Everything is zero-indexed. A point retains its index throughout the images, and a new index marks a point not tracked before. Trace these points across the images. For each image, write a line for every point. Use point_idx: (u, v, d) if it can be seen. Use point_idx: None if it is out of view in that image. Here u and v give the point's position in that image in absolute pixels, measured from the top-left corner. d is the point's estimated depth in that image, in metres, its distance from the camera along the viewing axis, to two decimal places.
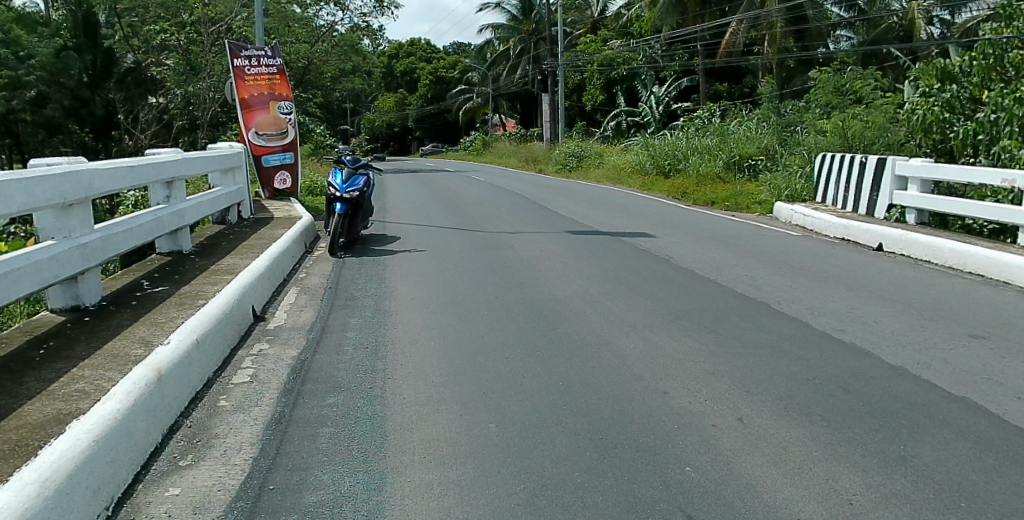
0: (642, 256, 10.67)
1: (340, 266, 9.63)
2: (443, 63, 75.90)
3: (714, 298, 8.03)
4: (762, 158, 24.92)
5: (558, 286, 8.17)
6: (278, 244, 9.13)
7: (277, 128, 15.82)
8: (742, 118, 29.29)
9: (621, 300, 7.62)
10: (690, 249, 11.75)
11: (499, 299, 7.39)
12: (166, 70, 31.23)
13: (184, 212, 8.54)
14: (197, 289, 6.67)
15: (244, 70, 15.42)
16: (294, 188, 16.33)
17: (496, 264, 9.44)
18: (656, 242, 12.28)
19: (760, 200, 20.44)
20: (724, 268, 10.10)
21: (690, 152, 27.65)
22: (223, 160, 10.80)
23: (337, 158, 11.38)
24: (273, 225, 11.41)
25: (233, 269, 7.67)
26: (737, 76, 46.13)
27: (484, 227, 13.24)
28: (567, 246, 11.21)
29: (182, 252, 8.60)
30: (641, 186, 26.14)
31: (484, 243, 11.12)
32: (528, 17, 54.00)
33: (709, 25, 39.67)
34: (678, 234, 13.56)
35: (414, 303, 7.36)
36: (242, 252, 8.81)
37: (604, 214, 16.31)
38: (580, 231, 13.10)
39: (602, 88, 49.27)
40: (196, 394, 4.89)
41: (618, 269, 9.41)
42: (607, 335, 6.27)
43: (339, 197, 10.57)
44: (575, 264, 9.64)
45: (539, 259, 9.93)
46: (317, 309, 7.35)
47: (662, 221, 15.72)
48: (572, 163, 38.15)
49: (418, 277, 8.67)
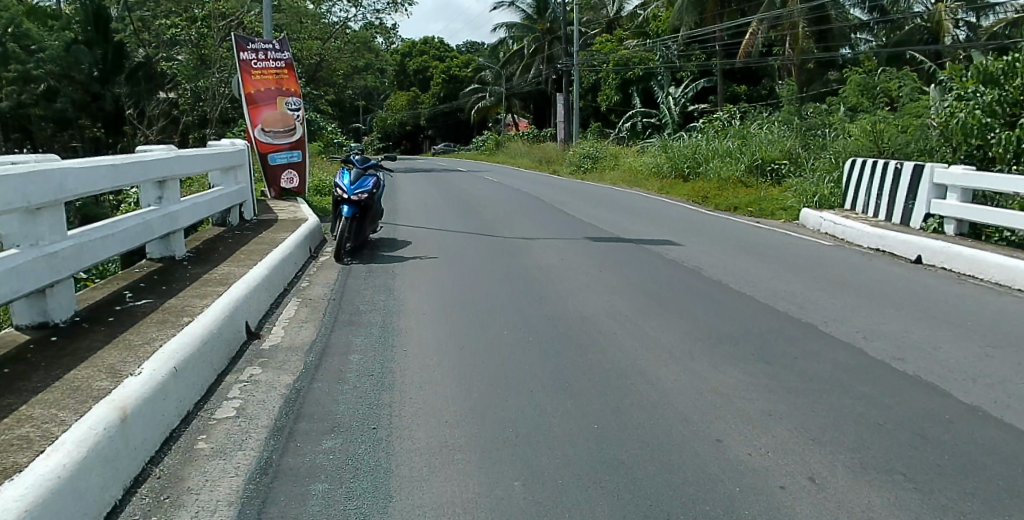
0: (670, 267, 9.94)
1: (347, 274, 8.94)
2: (456, 62, 75.24)
3: (755, 319, 7.31)
4: (785, 162, 24.09)
5: (585, 302, 7.46)
6: (279, 250, 8.43)
7: (284, 125, 15.15)
8: (763, 120, 28.45)
9: (654, 320, 6.91)
10: (720, 259, 11.00)
11: (520, 317, 6.68)
12: (177, 66, 30.43)
13: (178, 215, 7.85)
14: (185, 303, 5.99)
15: (251, 64, 14.73)
16: (301, 187, 15.62)
17: (515, 274, 8.74)
18: (682, 251, 11.54)
19: (786, 206, 19.59)
20: (759, 282, 9.36)
21: (710, 155, 26.84)
22: (223, 158, 10.12)
23: (345, 158, 10.66)
24: (276, 227, 10.73)
25: (227, 279, 6.97)
26: (755, 78, 45.23)
27: (499, 232, 12.52)
28: (589, 255, 10.49)
29: (175, 258, 7.92)
30: (659, 189, 25.35)
31: (500, 250, 10.42)
32: (542, 16, 53.32)
33: (728, 25, 38.86)
34: (704, 242, 12.81)
35: (425, 320, 6.65)
36: (240, 258, 8.12)
37: (624, 219, 15.57)
38: (601, 238, 12.36)
39: (618, 88, 47.64)
40: (171, 432, 4.20)
41: (646, 282, 8.69)
42: (644, 364, 5.56)
43: (346, 199, 9.86)
44: (600, 276, 8.94)
45: (560, 269, 9.21)
46: (317, 325, 6.66)
47: (685, 227, 14.98)
48: (587, 164, 37.31)
49: (430, 288, 7.97)
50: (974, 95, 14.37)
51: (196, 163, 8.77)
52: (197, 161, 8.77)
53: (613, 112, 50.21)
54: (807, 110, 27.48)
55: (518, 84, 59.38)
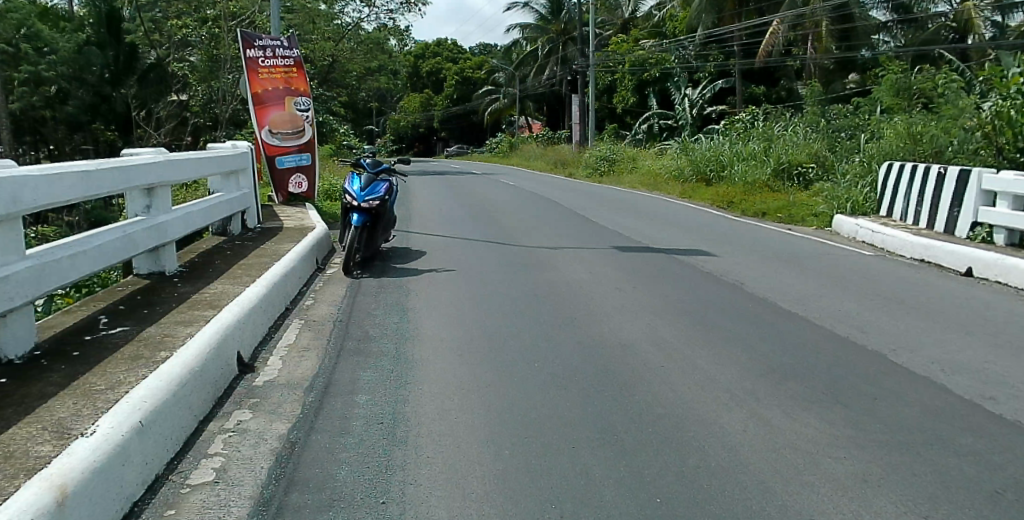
0: (709, 283, 9.07)
1: (357, 289, 8.12)
2: (468, 63, 74.54)
3: (817, 349, 6.43)
4: (813, 165, 23.16)
5: (624, 328, 6.60)
6: (281, 264, 7.61)
7: (293, 127, 14.35)
8: (787, 121, 27.50)
9: (704, 352, 6.05)
10: (760, 273, 10.11)
11: (552, 348, 5.84)
12: (189, 67, 29.68)
13: (168, 225, 7.05)
14: (165, 332, 5.15)
15: (258, 62, 13.98)
16: (310, 192, 14.83)
17: (540, 292, 7.89)
18: (718, 263, 10.67)
19: (817, 212, 18.67)
20: (808, 301, 8.47)
21: (733, 158, 25.91)
22: (224, 162, 9.34)
23: (355, 162, 9.84)
24: (281, 237, 9.94)
25: (220, 299, 6.16)
26: (774, 79, 44.21)
27: (518, 241, 11.68)
28: (619, 268, 9.62)
29: (165, 273, 7.13)
30: (680, 193, 24.48)
31: (522, 262, 9.57)
32: (556, 17, 52.56)
33: (749, 24, 37.93)
34: (739, 252, 11.93)
35: (444, 350, 5.80)
36: (238, 274, 7.32)
37: (650, 226, 14.72)
38: (629, 247, 11.51)
39: (634, 90, 46.92)
40: (131, 507, 3.39)
41: (686, 302, 7.82)
42: (701, 412, 4.71)
43: (356, 207, 9.07)
44: (636, 294, 8.08)
45: (589, 286, 8.36)
46: (319, 354, 5.82)
47: (716, 235, 14.11)
48: (604, 167, 36.45)
49: (447, 309, 7.12)
50: (1019, 94, 13.24)
51: (193, 166, 7.99)
52: (194, 165, 7.99)
53: (628, 114, 49.35)
54: (835, 112, 26.50)
55: (531, 86, 58.58)
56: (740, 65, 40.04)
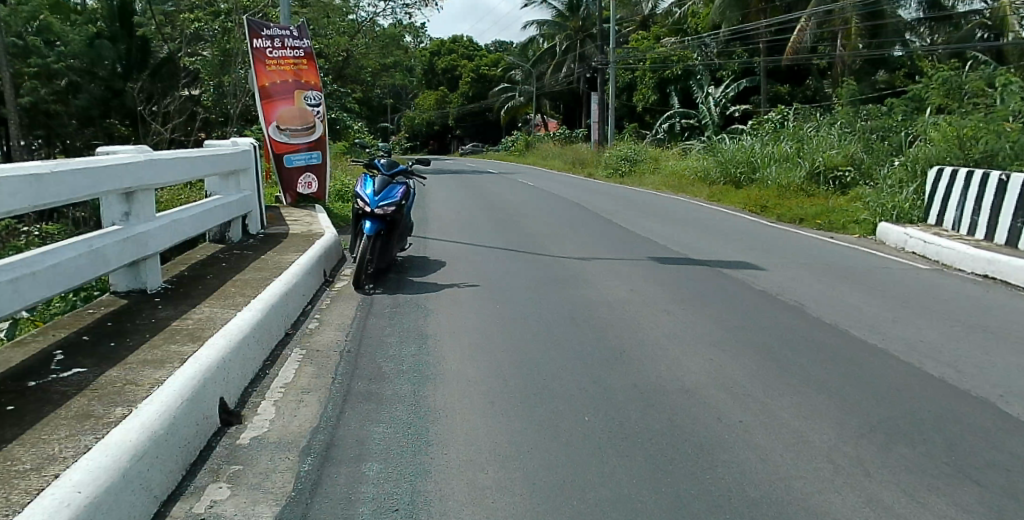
0: (769, 306, 8.01)
1: (370, 308, 7.11)
2: (484, 61, 73.47)
3: (918, 399, 5.37)
4: (851, 169, 21.97)
5: (686, 368, 5.57)
6: (281, 280, 6.60)
7: (303, 123, 13.32)
8: (818, 121, 26.30)
9: (786, 406, 5.02)
10: (820, 292, 9.03)
11: (604, 400, 4.81)
12: (200, 61, 28.68)
13: (149, 237, 6.04)
14: (128, 375, 4.14)
15: (266, 52, 13.01)
16: (321, 193, 13.86)
17: (580, 315, 6.87)
18: (768, 279, 9.62)
19: (859, 219, 17.57)
20: (886, 331, 7.40)
21: (764, 160, 24.73)
22: (222, 161, 8.35)
23: (368, 162, 8.82)
24: (285, 244, 8.95)
25: (204, 328, 5.15)
26: (799, 78, 42.84)
27: (547, 250, 10.67)
28: (663, 284, 8.58)
29: (146, 291, 6.15)
30: (708, 196, 23.36)
31: (554, 277, 8.54)
32: (574, 13, 51.52)
33: (775, 22, 36.65)
34: (788, 266, 10.86)
35: (472, 397, 4.79)
36: (233, 292, 6.32)
37: (686, 234, 13.66)
38: (668, 259, 10.47)
39: (655, 88, 45.67)
40: None
41: (749, 333, 6.78)
42: (809, 502, 3.66)
43: (368, 213, 8.05)
44: (690, 320, 7.04)
45: (635, 308, 7.34)
46: (322, 398, 4.79)
47: (757, 245, 13.04)
48: (625, 167, 35.29)
49: (474, 338, 6.10)
50: None
51: (183, 166, 6.98)
52: (184, 165, 6.99)
53: (648, 113, 48.10)
54: (870, 112, 25.25)
55: (549, 83, 57.41)
56: (765, 63, 38.77)
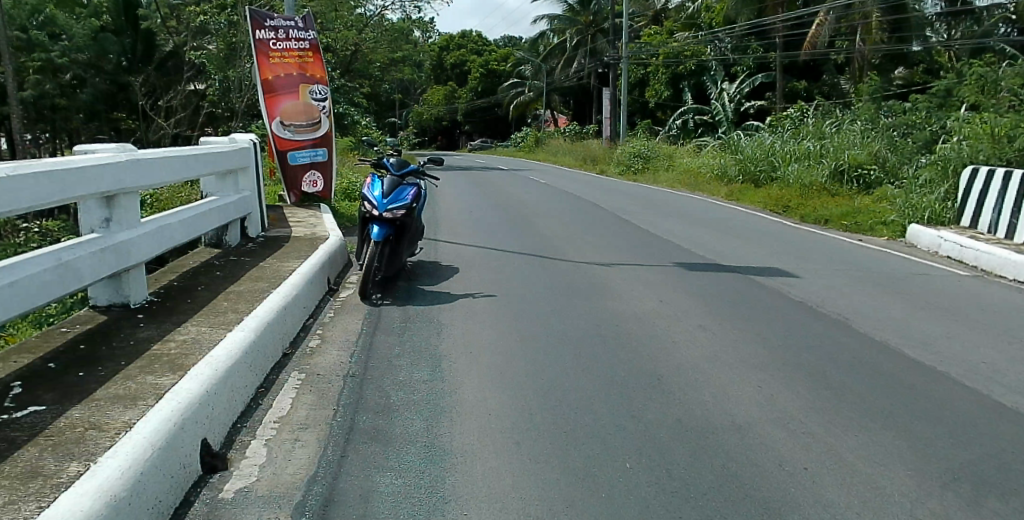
0: (811, 322, 7.35)
1: (376, 323, 6.47)
2: (493, 56, 72.77)
3: (999, 435, 4.72)
4: (876, 168, 21.17)
5: (735, 402, 4.92)
6: (280, 293, 5.95)
7: (308, 118, 12.70)
8: (838, 117, 25.52)
9: (853, 448, 4.37)
10: (861, 304, 8.37)
11: (645, 442, 4.18)
12: (205, 55, 27.93)
13: (132, 247, 5.40)
14: (89, 417, 3.53)
15: (269, 44, 12.40)
16: (326, 192, 13.19)
17: (609, 333, 6.22)
18: (804, 288, 8.96)
19: (887, 220, 16.84)
20: (944, 349, 6.72)
21: (785, 158, 23.92)
22: (219, 159, 7.71)
23: (376, 161, 8.18)
24: (287, 249, 8.32)
25: (188, 354, 4.51)
26: (815, 74, 42.00)
27: (566, 255, 10.02)
28: (694, 295, 7.92)
29: (129, 305, 5.52)
30: (726, 195, 22.67)
31: (576, 287, 7.88)
32: (585, 8, 50.84)
33: (792, 16, 35.80)
34: (822, 273, 10.20)
35: (494, 437, 4.16)
36: (225, 306, 5.68)
37: (709, 236, 12.99)
38: (696, 265, 9.81)
39: (668, 83, 44.64)
40: None
41: (796, 356, 6.11)
42: None
43: (376, 217, 7.42)
44: (730, 340, 6.38)
45: (669, 324, 6.68)
46: (321, 437, 4.17)
47: (786, 249, 12.35)
48: (637, 164, 34.56)
49: (493, 360, 5.46)
50: None
51: (171, 165, 6.32)
52: (173, 164, 6.34)
53: (660, 109, 47.27)
54: (893, 109, 24.48)
55: (559, 79, 56.62)
56: (781, 58, 38.00)
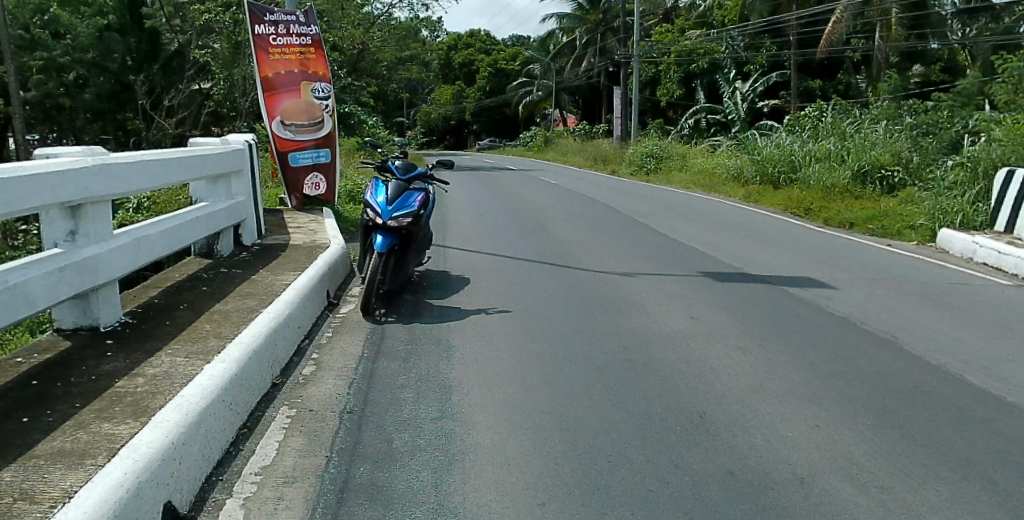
0: (859, 343, 6.63)
1: (379, 344, 5.81)
2: (502, 55, 72.18)
3: None
4: (899, 169, 20.40)
5: (791, 450, 4.23)
6: (270, 314, 5.29)
7: (309, 118, 12.06)
8: (858, 117, 24.74)
9: (937, 506, 3.67)
10: (907, 320, 7.68)
11: (694, 503, 3.51)
12: (210, 54, 27.19)
13: (101, 263, 4.76)
14: (23, 483, 2.90)
15: (269, 40, 11.78)
16: (330, 195, 12.49)
17: (640, 361, 5.55)
18: (842, 302, 8.27)
19: (914, 224, 16.09)
20: (1009, 373, 6.02)
21: (805, 159, 23.07)
22: (210, 163, 7.08)
23: (381, 164, 7.52)
24: (283, 258, 7.67)
25: (154, 393, 3.85)
26: (830, 72, 41.19)
27: (583, 264, 9.36)
28: (727, 312, 7.23)
29: (98, 328, 4.89)
30: (743, 197, 21.93)
31: (597, 301, 7.21)
32: (594, 6, 50.16)
33: (807, 13, 34.98)
34: (857, 284, 9.52)
35: (515, 498, 3.51)
36: (207, 328, 5.02)
37: (732, 242, 12.29)
38: (723, 276, 9.13)
39: (680, 82, 43.85)
40: None
41: (851, 386, 5.42)
42: None
43: (380, 226, 6.77)
44: (776, 369, 5.68)
45: (704, 347, 5.99)
46: (309, 496, 3.52)
47: (814, 255, 11.62)
48: (649, 164, 33.82)
49: (511, 394, 4.79)
50: None
51: (149, 170, 5.64)
52: (151, 168, 5.66)
53: (671, 109, 46.46)
54: (916, 107, 23.68)
55: (569, 78, 55.82)
56: (796, 56, 37.23)
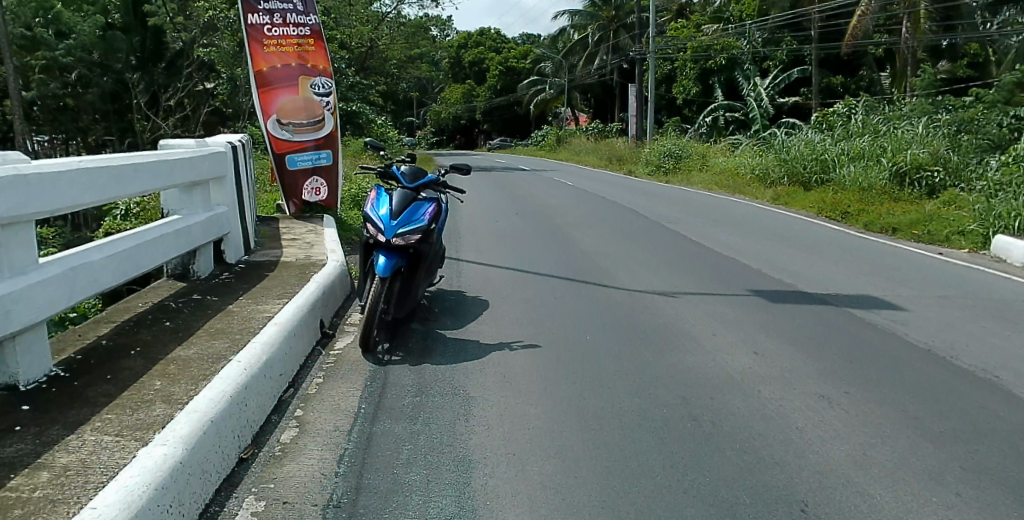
0: (962, 387, 5.46)
1: (380, 397, 4.67)
2: (513, 53, 71.06)
3: None
4: (940, 169, 19.08)
5: None
6: (240, 363, 4.15)
7: (309, 116, 10.95)
8: (889, 113, 23.48)
9: None
10: (1002, 351, 6.51)
11: None
12: (215, 52, 26.08)
13: (14, 306, 3.62)
14: None
15: (263, 30, 10.64)
16: (331, 200, 11.42)
17: (709, 424, 4.39)
18: (918, 328, 7.12)
19: (964, 229, 14.80)
20: None
21: (838, 159, 21.80)
22: (182, 168, 5.96)
23: (383, 170, 6.40)
24: (271, 280, 6.54)
25: (53, 506, 2.71)
26: (851, 68, 39.88)
27: (615, 281, 8.22)
28: (793, 347, 6.06)
29: (18, 388, 3.77)
30: (772, 199, 20.72)
31: (639, 333, 6.07)
32: (607, 2, 49.02)
33: (830, 6, 33.71)
34: (927, 304, 8.35)
35: None
36: (153, 385, 3.88)
37: (774, 252, 11.13)
38: (776, 297, 7.97)
39: (696, 78, 41.85)
40: None
41: (976, 456, 4.25)
42: None
43: (383, 245, 5.65)
44: (874, 432, 4.53)
45: (779, 402, 4.81)
46: None
47: (867, 267, 10.45)
48: (668, 164, 32.63)
49: (551, 479, 3.63)
50: None
51: (89, 180, 4.48)
52: (92, 178, 4.50)
53: (687, 107, 45.08)
54: (952, 103, 22.37)
55: (581, 77, 54.59)
56: (817, 51, 35.91)
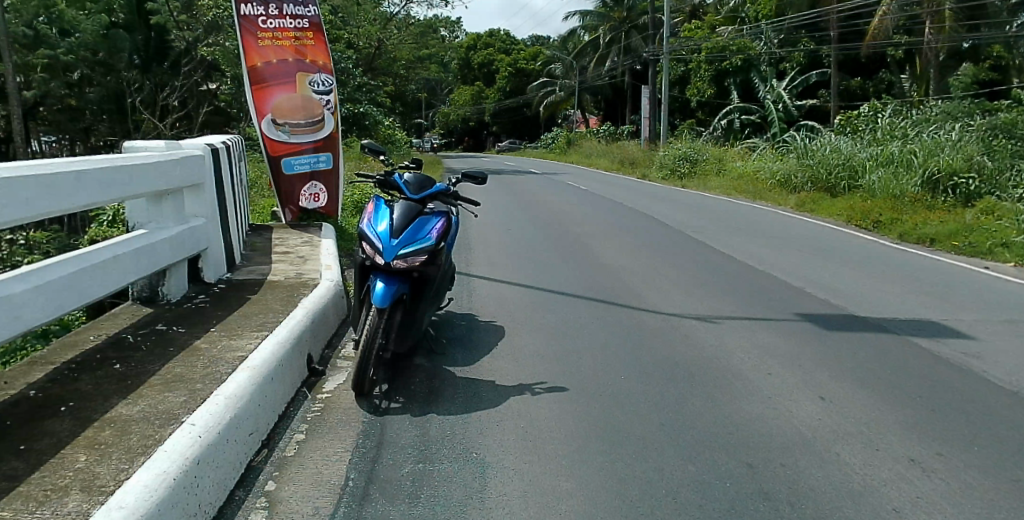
0: None
1: (373, 464, 3.76)
2: (522, 55, 70.19)
3: None
4: (974, 176, 17.97)
5: None
6: (194, 430, 3.25)
7: (307, 116, 10.07)
8: (917, 116, 22.43)
9: None
10: None
11: None
12: (217, 52, 25.21)
13: None
14: None
15: (258, 23, 9.77)
16: (332, 207, 10.49)
17: (787, 506, 3.48)
18: (996, 362, 6.17)
19: (1007, 239, 13.66)
20: None
21: (867, 164, 20.75)
22: (146, 175, 5.08)
23: (383, 178, 5.47)
24: (252, 305, 5.64)
25: None
26: (869, 71, 38.90)
27: (644, 303, 7.27)
28: (863, 391, 5.13)
29: None
30: (796, 205, 19.75)
31: (681, 373, 5.15)
32: (618, 3, 48.18)
33: (849, 5, 32.68)
34: (996, 330, 7.38)
35: None
36: (73, 463, 2.99)
37: (812, 266, 10.17)
38: (827, 323, 7.03)
39: (711, 81, 40.85)
40: None
41: None
42: None
43: (382, 269, 4.73)
44: (992, 514, 3.59)
45: (865, 476, 3.88)
46: None
47: (916, 287, 9.45)
48: (683, 168, 31.66)
49: None
50: None
51: (12, 194, 3.57)
52: (15, 190, 3.57)
53: (701, 108, 43.97)
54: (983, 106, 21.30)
55: (591, 78, 53.60)
56: (835, 52, 34.87)
